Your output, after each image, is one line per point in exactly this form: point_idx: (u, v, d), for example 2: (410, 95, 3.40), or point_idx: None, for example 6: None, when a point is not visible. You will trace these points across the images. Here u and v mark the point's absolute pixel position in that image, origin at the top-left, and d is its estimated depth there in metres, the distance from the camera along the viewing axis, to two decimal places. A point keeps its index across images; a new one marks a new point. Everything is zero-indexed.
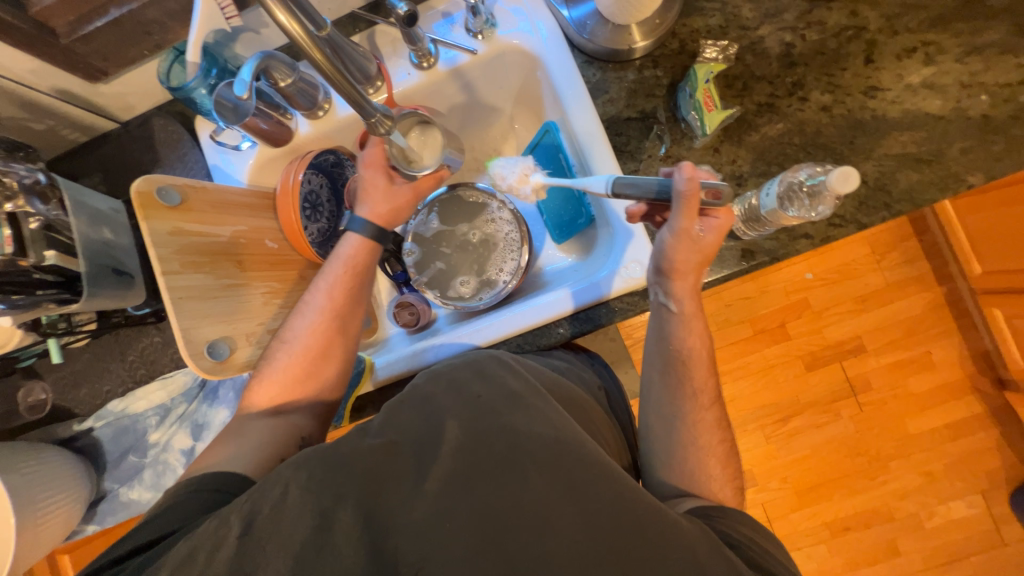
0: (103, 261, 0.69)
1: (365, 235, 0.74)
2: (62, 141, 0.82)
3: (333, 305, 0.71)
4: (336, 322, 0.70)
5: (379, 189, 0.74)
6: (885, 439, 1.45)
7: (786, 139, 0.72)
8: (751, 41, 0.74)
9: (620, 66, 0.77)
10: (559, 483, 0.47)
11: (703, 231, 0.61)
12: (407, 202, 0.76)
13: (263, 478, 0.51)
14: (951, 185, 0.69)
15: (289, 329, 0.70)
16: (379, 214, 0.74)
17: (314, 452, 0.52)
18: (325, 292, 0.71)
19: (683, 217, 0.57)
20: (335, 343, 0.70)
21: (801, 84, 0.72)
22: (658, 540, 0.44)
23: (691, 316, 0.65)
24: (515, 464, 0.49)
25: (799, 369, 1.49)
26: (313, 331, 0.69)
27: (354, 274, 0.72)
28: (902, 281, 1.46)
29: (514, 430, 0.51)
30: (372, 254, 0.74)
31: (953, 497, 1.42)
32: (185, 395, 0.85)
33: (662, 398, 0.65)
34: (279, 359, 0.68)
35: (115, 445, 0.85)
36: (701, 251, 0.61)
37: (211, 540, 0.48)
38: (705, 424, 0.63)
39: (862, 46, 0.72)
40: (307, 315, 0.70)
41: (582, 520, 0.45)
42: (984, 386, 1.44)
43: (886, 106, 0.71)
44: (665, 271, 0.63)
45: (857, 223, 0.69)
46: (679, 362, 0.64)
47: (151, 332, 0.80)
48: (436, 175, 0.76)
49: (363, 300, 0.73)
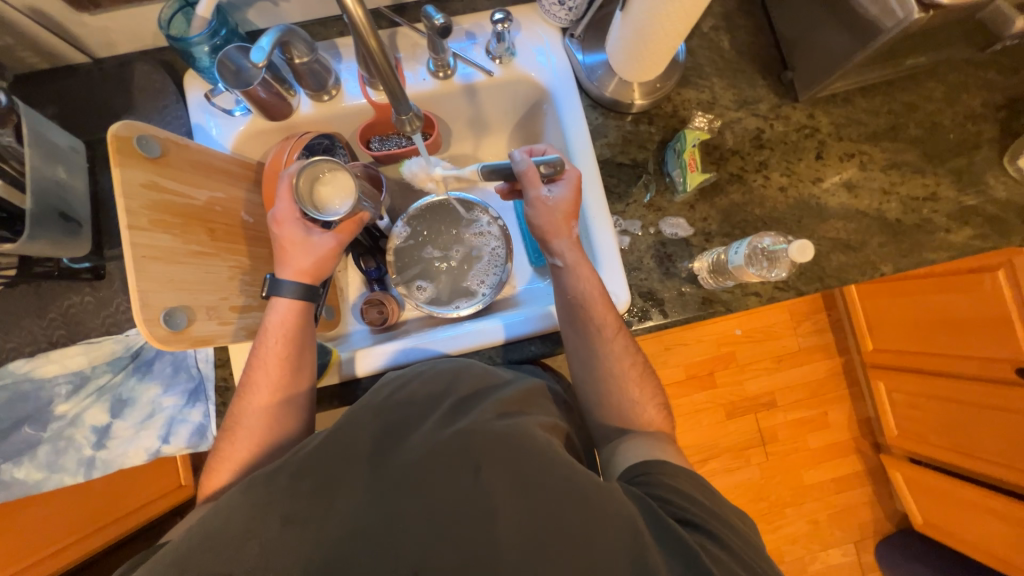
0: (52, 203, 0.63)
1: (293, 295, 0.68)
2: (18, 63, 0.73)
3: (270, 380, 0.66)
4: (278, 395, 0.66)
5: (298, 245, 0.68)
6: (785, 488, 1.62)
7: (748, 208, 0.83)
8: (730, 119, 0.85)
9: (619, 116, 0.85)
10: (512, 476, 0.47)
11: (555, 192, 0.68)
12: (331, 253, 0.70)
13: (209, 509, 0.47)
14: (868, 271, 0.82)
15: (233, 413, 0.66)
16: (304, 271, 0.69)
17: (259, 474, 0.49)
18: (262, 370, 0.66)
19: (528, 188, 0.67)
20: (283, 412, 0.66)
21: (765, 165, 0.84)
22: (607, 529, 0.44)
23: (577, 264, 0.69)
24: (468, 458, 0.48)
25: (721, 416, 1.63)
26: (256, 410, 0.65)
27: (288, 345, 0.67)
28: (812, 348, 1.67)
29: (466, 428, 0.50)
30: (305, 315, 0.69)
31: (833, 545, 1.61)
32: (112, 363, 0.74)
33: (580, 346, 0.69)
34: (228, 448, 0.64)
35: (4, 413, 0.70)
36: (561, 209, 0.68)
37: (161, 554, 0.44)
38: (617, 352, 0.67)
39: (815, 144, 0.85)
40: (248, 398, 0.66)
41: (535, 512, 0.45)
42: (865, 448, 1.66)
43: (827, 196, 0.84)
44: (543, 234, 0.70)
45: (796, 290, 0.80)
46: (579, 308, 0.68)
47: (83, 289, 0.72)
48: (356, 220, 0.71)
49: (304, 367, 0.68)
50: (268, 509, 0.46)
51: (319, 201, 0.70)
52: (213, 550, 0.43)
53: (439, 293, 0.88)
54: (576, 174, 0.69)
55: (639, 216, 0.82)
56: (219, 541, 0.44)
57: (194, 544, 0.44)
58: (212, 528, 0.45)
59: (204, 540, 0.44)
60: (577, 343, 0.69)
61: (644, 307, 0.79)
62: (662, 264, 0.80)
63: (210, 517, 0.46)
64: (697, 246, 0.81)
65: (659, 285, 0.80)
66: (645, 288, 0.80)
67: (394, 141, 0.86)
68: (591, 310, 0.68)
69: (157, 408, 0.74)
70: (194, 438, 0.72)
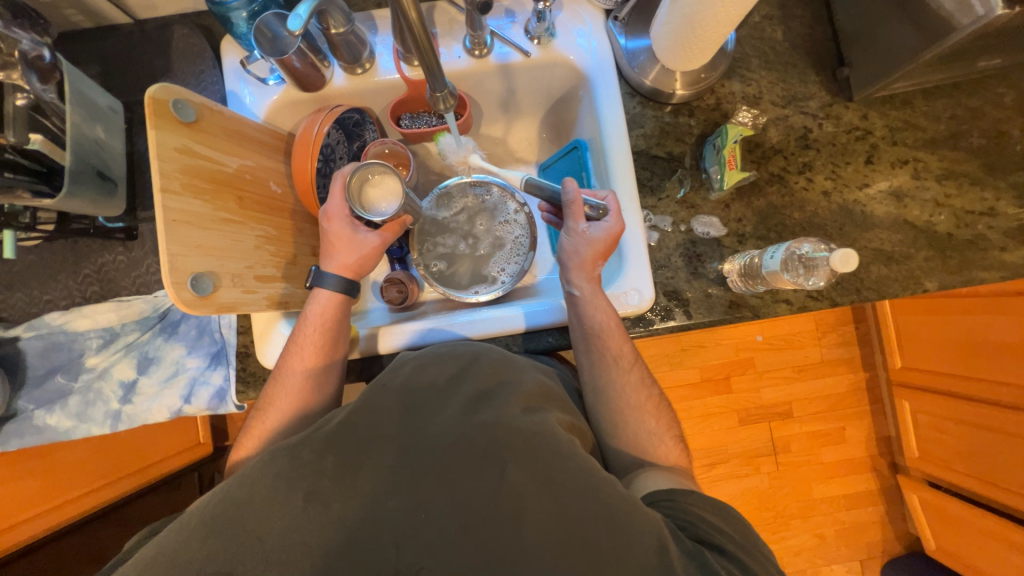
0: (91, 162, 0.64)
1: (333, 288, 0.70)
2: (62, 21, 0.74)
3: (304, 364, 0.67)
4: (310, 381, 0.67)
5: (345, 241, 0.70)
6: (792, 499, 1.58)
7: (787, 211, 0.79)
8: (778, 116, 0.81)
9: (659, 106, 0.81)
10: (543, 479, 0.46)
11: (595, 229, 0.68)
12: (374, 249, 0.72)
13: (236, 478, 0.48)
14: (910, 285, 0.78)
15: (266, 396, 0.67)
16: (348, 267, 0.71)
17: (283, 447, 0.50)
18: (296, 355, 0.68)
19: (569, 218, 0.68)
20: (312, 398, 0.67)
21: (810, 166, 0.80)
22: (635, 543, 0.44)
23: (594, 296, 0.69)
24: (496, 457, 0.47)
25: (733, 422, 1.60)
26: (288, 394, 0.66)
27: (324, 334, 0.69)
28: (835, 361, 1.61)
29: (496, 425, 0.49)
30: (342, 308, 0.71)
31: (837, 561, 1.58)
32: (140, 323, 0.77)
33: (584, 340, 0.70)
34: (256, 428, 0.66)
35: (42, 360, 0.76)
36: (595, 246, 0.68)
37: (188, 526, 0.45)
38: (631, 386, 0.68)
39: (865, 148, 0.80)
40: (281, 380, 0.67)
41: (563, 516, 0.44)
42: (881, 467, 1.61)
43: (873, 204, 0.80)
44: (571, 259, 0.69)
45: (830, 301, 0.77)
46: (595, 335, 0.69)
47: (116, 248, 0.73)
48: (399, 221, 0.73)
49: (336, 357, 0.70)
50: (289, 486, 0.46)
51: (367, 202, 0.71)
52: (232, 522, 0.45)
53: (458, 276, 0.88)
54: (617, 224, 0.68)
55: (670, 212, 0.79)
56: (242, 513, 0.45)
57: (216, 515, 0.45)
58: (232, 502, 0.46)
59: (228, 511, 0.45)
60: (579, 339, 0.70)
61: (667, 306, 0.77)
62: (690, 263, 0.78)
63: (232, 489, 0.47)
64: (729, 248, 0.78)
65: (686, 285, 0.77)
66: (670, 287, 0.77)
67: (424, 119, 0.85)
68: (607, 326, 0.68)
69: (180, 368, 0.77)
70: (213, 401, 0.74)
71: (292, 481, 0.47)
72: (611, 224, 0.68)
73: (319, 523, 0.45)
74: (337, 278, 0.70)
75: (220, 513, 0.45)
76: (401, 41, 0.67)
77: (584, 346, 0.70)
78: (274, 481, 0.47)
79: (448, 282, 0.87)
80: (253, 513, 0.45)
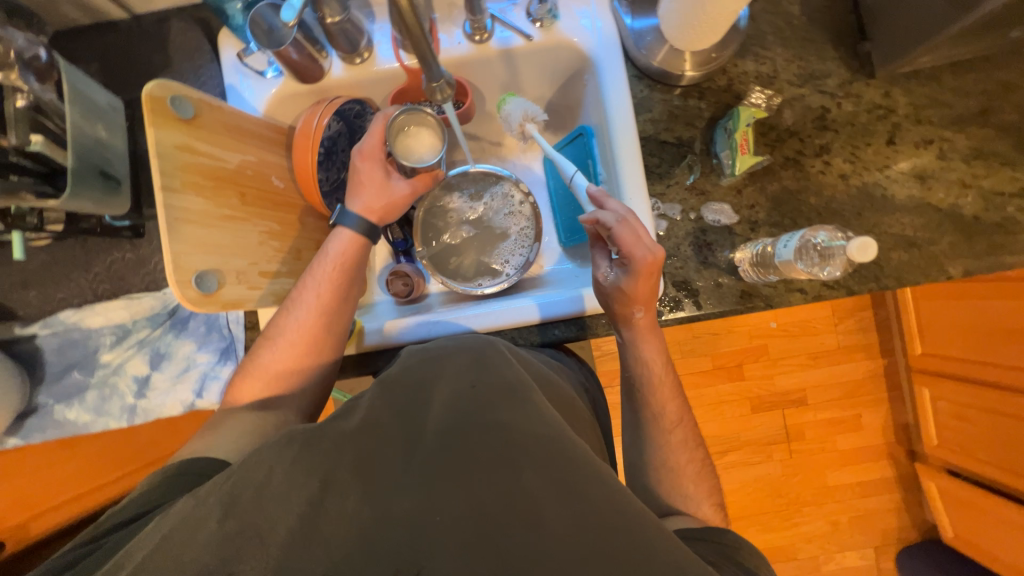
0: (93, 161, 0.64)
1: (356, 230, 0.71)
2: (60, 18, 0.74)
3: (319, 303, 0.68)
4: (323, 320, 0.68)
5: (375, 182, 0.72)
6: (807, 486, 1.57)
7: (802, 196, 0.76)
8: (792, 96, 0.77)
9: (667, 88, 0.78)
10: (556, 484, 0.45)
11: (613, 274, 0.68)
12: (403, 199, 0.74)
13: (246, 458, 0.49)
14: (933, 272, 0.75)
15: (275, 328, 0.68)
16: (374, 210, 0.72)
17: (297, 435, 0.50)
18: (312, 292, 0.68)
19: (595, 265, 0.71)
20: (323, 338, 0.69)
21: (827, 149, 0.76)
22: (651, 552, 0.42)
23: (646, 344, 0.70)
24: (510, 458, 0.47)
25: (745, 410, 1.58)
26: (300, 329, 0.67)
27: (341, 272, 0.70)
28: (853, 348, 1.58)
29: (508, 424, 0.49)
30: (361, 249, 0.72)
31: (850, 547, 1.56)
32: (150, 319, 0.78)
33: (629, 387, 0.73)
34: (263, 358, 0.67)
35: (59, 356, 0.78)
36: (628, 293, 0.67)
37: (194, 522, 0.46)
38: (672, 445, 0.70)
39: (887, 128, 0.76)
40: (291, 315, 0.68)
41: (574, 520, 0.43)
42: (899, 455, 1.58)
43: (895, 187, 0.76)
44: (610, 313, 0.71)
45: (848, 289, 0.74)
46: (641, 387, 0.71)
47: (125, 246, 0.74)
48: (432, 174, 0.76)
49: (348, 299, 0.71)
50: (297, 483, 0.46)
51: (402, 148, 0.72)
52: (244, 510, 0.44)
53: (462, 270, 0.87)
54: (641, 262, 0.63)
55: (679, 199, 0.77)
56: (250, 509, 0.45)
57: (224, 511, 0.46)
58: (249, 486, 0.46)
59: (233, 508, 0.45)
60: (629, 386, 0.73)
61: (677, 297, 0.75)
62: (700, 252, 0.75)
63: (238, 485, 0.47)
64: (741, 236, 0.75)
65: (696, 275, 0.75)
66: (680, 277, 0.75)
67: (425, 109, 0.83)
68: (654, 372, 0.70)
69: (191, 363, 0.78)
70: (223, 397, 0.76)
71: (307, 468, 0.47)
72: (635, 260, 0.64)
73: (327, 518, 0.44)
74: (359, 219, 0.71)
75: (234, 495, 0.46)
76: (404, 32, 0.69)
77: (628, 392, 0.73)
78: (290, 468, 0.47)
79: (452, 275, 0.86)
80: (268, 497, 0.45)
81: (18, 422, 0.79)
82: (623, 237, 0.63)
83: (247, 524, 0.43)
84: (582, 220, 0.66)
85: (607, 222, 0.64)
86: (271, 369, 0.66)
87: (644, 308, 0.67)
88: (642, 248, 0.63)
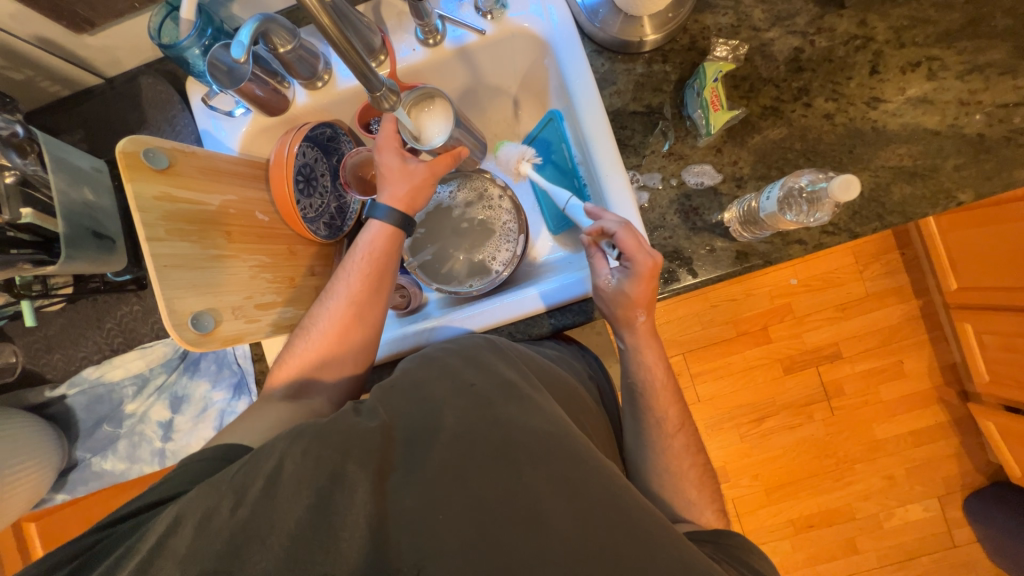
0: (83, 223, 0.67)
1: (387, 221, 0.70)
2: (41, 93, 0.78)
3: (352, 292, 0.68)
4: (356, 309, 0.68)
5: (395, 170, 0.70)
6: (853, 443, 1.50)
7: (787, 144, 0.73)
8: (761, 42, 0.74)
9: (630, 58, 0.76)
10: (557, 479, 0.45)
11: (614, 277, 0.66)
12: (424, 180, 0.71)
13: (260, 448, 0.48)
14: (942, 201, 0.70)
15: (311, 317, 0.69)
16: (400, 199, 0.70)
17: (297, 429, 0.49)
18: (345, 282, 0.69)
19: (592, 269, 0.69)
20: (353, 328, 0.68)
21: (806, 90, 0.73)
22: (651, 545, 0.42)
23: (646, 352, 0.70)
24: (509, 454, 0.46)
25: (776, 373, 1.52)
26: (333, 318, 0.67)
27: (373, 263, 0.69)
28: (881, 293, 1.50)
29: (507, 423, 0.49)
30: (393, 241, 0.71)
31: (912, 500, 1.47)
32: (165, 365, 0.82)
33: (631, 392, 0.71)
34: (298, 344, 0.68)
35: (89, 413, 0.83)
36: (630, 297, 0.64)
37: None
38: (674, 448, 0.69)
39: (868, 57, 0.72)
40: (327, 303, 0.69)
41: (577, 515, 0.43)
42: (949, 398, 1.50)
43: (886, 118, 0.72)
44: (612, 319, 0.69)
45: (850, 232, 0.70)
46: (641, 391, 0.70)
47: (131, 299, 0.78)
48: (454, 154, 0.72)
49: (381, 290, 0.70)
50: None
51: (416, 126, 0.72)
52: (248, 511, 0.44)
53: (453, 272, 0.87)
54: (644, 265, 0.62)
55: (658, 168, 0.75)
56: None
57: None
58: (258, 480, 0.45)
59: None
60: (630, 391, 0.72)
61: (670, 267, 0.73)
62: (688, 219, 0.73)
63: None
64: (728, 195, 0.73)
65: (687, 242, 0.73)
66: (671, 247, 0.73)
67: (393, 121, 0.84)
68: (656, 378, 0.70)
69: (209, 402, 0.82)
70: None
71: (319, 459, 0.46)
72: (636, 265, 0.62)
73: (331, 520, 0.44)
74: (387, 207, 0.70)
75: (242, 492, 0.45)
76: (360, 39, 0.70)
77: (629, 398, 0.72)
78: (301, 458, 0.46)
79: (444, 279, 0.86)
80: (275, 492, 0.44)
81: (62, 478, 0.86)
82: (625, 243, 0.62)
83: (254, 523, 0.43)
84: (586, 231, 0.67)
85: (610, 230, 0.64)
86: (304, 355, 0.68)
87: (645, 312, 0.66)
88: (645, 253, 0.63)
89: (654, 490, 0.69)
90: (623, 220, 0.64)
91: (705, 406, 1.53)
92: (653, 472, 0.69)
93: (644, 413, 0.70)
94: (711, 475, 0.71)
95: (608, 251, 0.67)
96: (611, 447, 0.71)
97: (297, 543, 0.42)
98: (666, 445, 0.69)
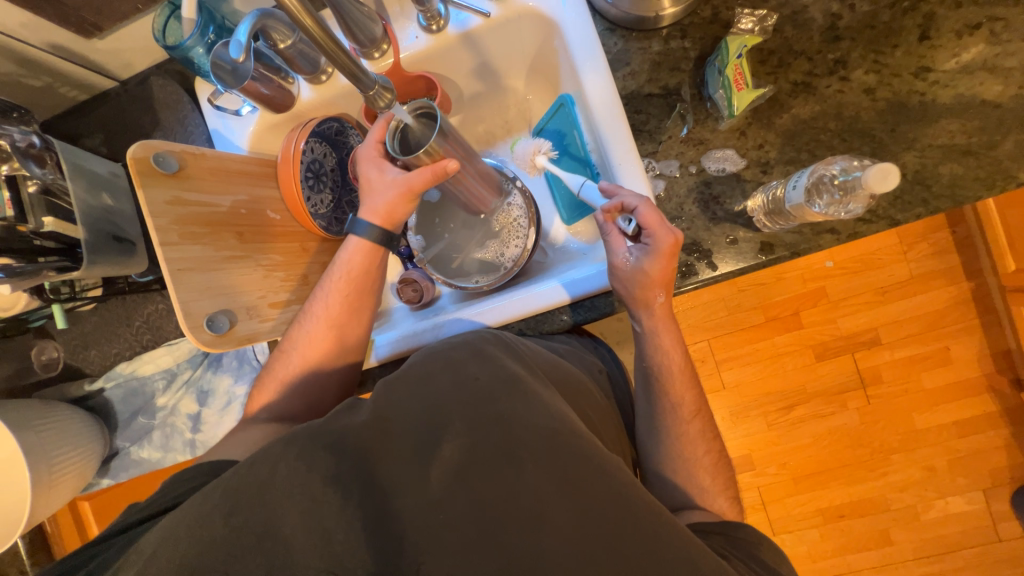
0: (103, 228, 0.69)
1: (367, 238, 0.72)
2: (60, 99, 0.80)
3: (329, 315, 0.72)
4: (334, 331, 0.72)
5: (375, 183, 0.69)
6: (891, 432, 1.43)
7: (820, 123, 0.66)
8: (792, 10, 0.67)
9: (645, 35, 0.71)
10: (558, 478, 0.44)
11: (635, 256, 0.62)
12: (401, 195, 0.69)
13: (254, 452, 0.48)
14: (999, 181, 0.62)
15: (291, 337, 0.74)
16: (377, 212, 0.70)
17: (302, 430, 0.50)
18: (322, 304, 0.73)
19: (607, 251, 0.66)
20: (335, 348, 0.73)
21: (844, 62, 0.66)
22: (659, 547, 0.41)
23: (663, 334, 0.67)
24: (509, 455, 0.45)
25: (807, 359, 1.46)
26: (312, 339, 0.72)
27: (350, 283, 0.73)
28: (927, 275, 1.39)
29: (508, 418, 0.48)
30: (371, 256, 0.73)
31: (953, 492, 1.40)
32: (190, 361, 0.90)
33: (646, 377, 0.69)
34: (282, 371, 0.73)
35: (125, 405, 0.89)
36: (648, 276, 0.62)
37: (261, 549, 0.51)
38: (688, 436, 0.67)
39: (917, 21, 0.65)
40: (306, 327, 0.73)
41: (581, 520, 0.42)
42: (1001, 386, 1.39)
43: (936, 89, 0.64)
44: (628, 301, 0.65)
45: (890, 220, 0.64)
46: (655, 377, 0.68)
47: (156, 298, 0.81)
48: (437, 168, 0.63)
49: (360, 305, 0.74)
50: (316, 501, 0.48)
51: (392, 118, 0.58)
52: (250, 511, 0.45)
53: (463, 267, 0.86)
54: (665, 240, 0.60)
55: (675, 154, 0.70)
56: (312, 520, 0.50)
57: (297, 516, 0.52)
58: (262, 471, 0.46)
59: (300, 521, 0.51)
60: (645, 376, 0.70)
61: (687, 260, 0.68)
62: (707, 209, 0.68)
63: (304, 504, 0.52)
64: (751, 181, 0.68)
65: (706, 234, 0.68)
66: (689, 239, 0.69)
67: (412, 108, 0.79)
68: (673, 362, 0.67)
69: (232, 396, 0.90)
70: None
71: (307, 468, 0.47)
72: (655, 243, 0.60)
73: (332, 519, 0.44)
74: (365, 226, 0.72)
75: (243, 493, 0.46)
76: (364, 31, 0.68)
77: (644, 384, 0.70)
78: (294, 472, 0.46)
79: (453, 274, 0.85)
80: (280, 482, 0.45)
81: (105, 465, 0.93)
82: (645, 217, 0.60)
83: (254, 522, 0.44)
84: (602, 209, 0.64)
85: (630, 205, 0.62)
86: (289, 375, 0.73)
87: (665, 291, 0.63)
88: (665, 228, 0.60)
89: (670, 487, 0.67)
90: (644, 198, 0.61)
91: (729, 394, 1.49)
92: (669, 464, 0.68)
93: (656, 404, 0.68)
94: (724, 458, 0.69)
95: (624, 227, 0.64)
96: (623, 443, 0.69)
97: (299, 542, 0.43)
98: (682, 430, 0.67)
